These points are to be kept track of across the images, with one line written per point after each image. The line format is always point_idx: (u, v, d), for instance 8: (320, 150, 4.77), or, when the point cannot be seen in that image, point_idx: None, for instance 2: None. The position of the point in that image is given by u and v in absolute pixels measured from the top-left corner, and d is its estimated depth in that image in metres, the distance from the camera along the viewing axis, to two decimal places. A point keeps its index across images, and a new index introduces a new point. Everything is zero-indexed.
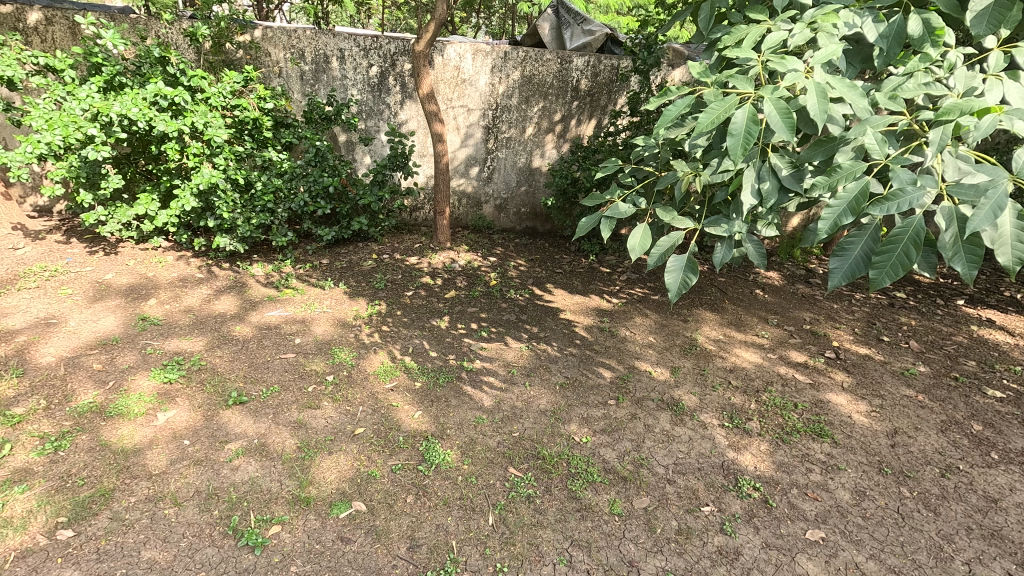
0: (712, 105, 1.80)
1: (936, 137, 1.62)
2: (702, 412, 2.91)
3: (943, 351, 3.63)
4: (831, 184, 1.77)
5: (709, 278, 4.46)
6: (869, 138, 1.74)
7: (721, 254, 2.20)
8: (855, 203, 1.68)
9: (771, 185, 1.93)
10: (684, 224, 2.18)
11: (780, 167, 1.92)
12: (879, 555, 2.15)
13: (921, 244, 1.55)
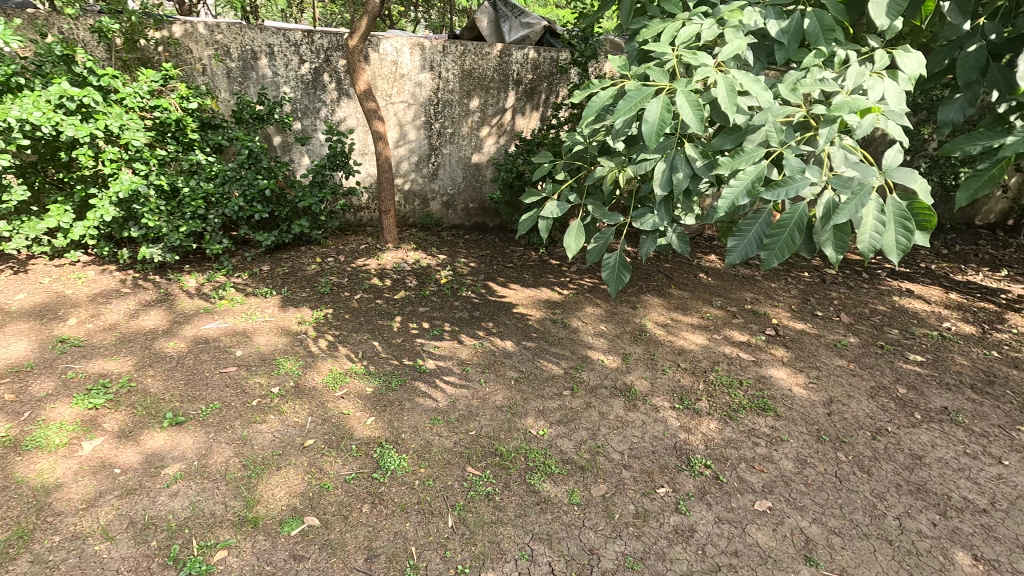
0: (629, 94, 1.88)
1: (823, 134, 1.74)
2: (654, 396, 2.99)
3: (870, 321, 3.88)
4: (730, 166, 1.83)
5: (655, 265, 4.59)
6: (769, 128, 1.82)
7: (648, 247, 2.36)
8: (753, 186, 1.77)
9: (684, 174, 2.01)
10: (614, 219, 2.32)
11: (693, 157, 2.00)
12: (821, 518, 2.27)
13: (804, 229, 1.71)
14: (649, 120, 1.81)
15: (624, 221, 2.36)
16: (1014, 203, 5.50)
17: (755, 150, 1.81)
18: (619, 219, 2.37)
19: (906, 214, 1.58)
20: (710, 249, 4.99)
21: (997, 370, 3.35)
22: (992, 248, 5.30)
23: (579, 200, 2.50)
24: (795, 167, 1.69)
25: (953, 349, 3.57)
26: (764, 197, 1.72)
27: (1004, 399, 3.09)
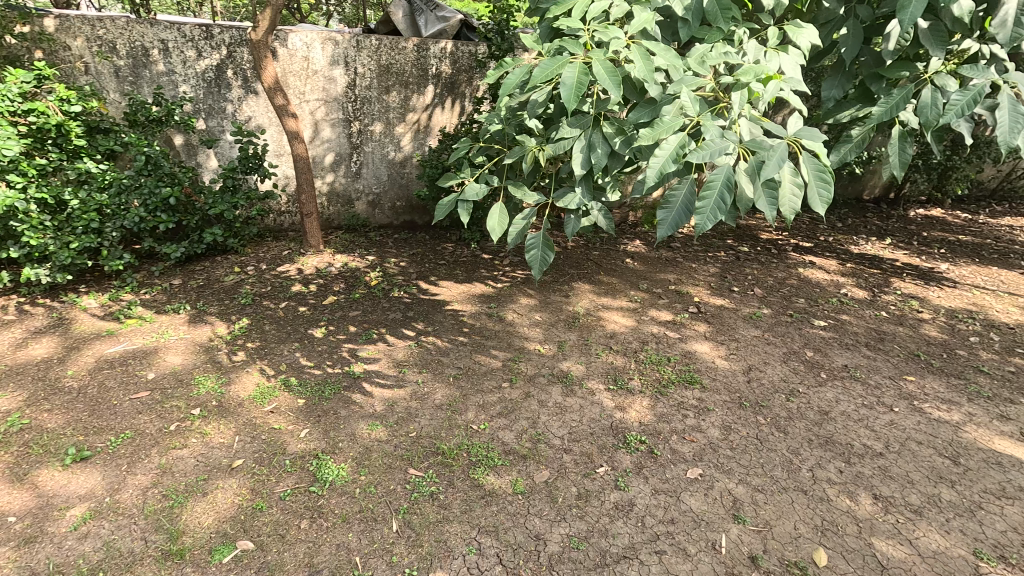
0: (546, 63, 1.97)
1: (736, 100, 1.90)
2: (590, 379, 3.09)
3: (779, 293, 4.21)
4: (653, 135, 1.89)
5: (585, 253, 4.72)
6: (684, 97, 1.90)
7: (572, 226, 2.44)
8: (677, 152, 1.86)
9: (602, 152, 2.13)
10: (534, 199, 2.38)
11: (611, 135, 2.13)
12: (745, 478, 2.45)
13: (732, 188, 1.76)
14: (568, 83, 1.91)
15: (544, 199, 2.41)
16: (892, 178, 6.16)
17: (675, 120, 1.89)
18: (541, 200, 2.40)
19: (823, 170, 1.78)
20: (634, 234, 5.19)
21: (885, 328, 3.75)
22: (877, 219, 5.92)
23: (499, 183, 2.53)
24: (715, 133, 1.80)
25: (850, 312, 3.95)
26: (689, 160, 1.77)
27: (893, 353, 3.46)
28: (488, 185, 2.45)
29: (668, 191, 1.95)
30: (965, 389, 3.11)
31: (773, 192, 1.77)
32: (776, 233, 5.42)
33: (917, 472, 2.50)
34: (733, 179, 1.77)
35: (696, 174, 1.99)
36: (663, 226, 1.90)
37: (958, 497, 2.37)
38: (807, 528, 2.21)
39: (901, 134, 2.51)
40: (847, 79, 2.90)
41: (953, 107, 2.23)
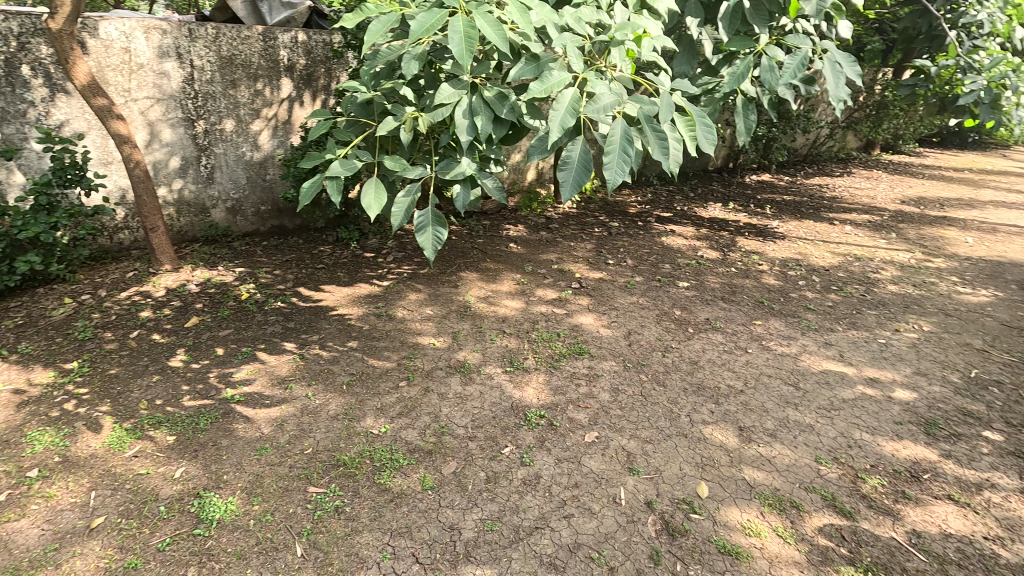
0: (422, 16, 1.99)
1: (615, 57, 2.24)
2: (487, 365, 3.14)
3: (648, 261, 4.61)
4: (546, 91, 2.05)
5: (469, 241, 4.76)
6: (570, 50, 2.08)
7: (461, 199, 2.51)
8: (573, 106, 1.99)
9: (485, 119, 2.28)
10: (417, 174, 2.40)
11: (491, 100, 2.30)
12: (636, 433, 2.67)
13: (632, 141, 1.93)
14: (455, 35, 1.97)
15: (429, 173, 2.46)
16: (730, 150, 7.00)
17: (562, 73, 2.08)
18: (423, 173, 2.43)
19: (705, 118, 2.13)
20: (515, 219, 5.32)
21: (736, 282, 4.29)
22: (721, 186, 6.71)
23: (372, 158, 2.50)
24: (603, 88, 2.03)
25: (707, 272, 4.46)
26: (587, 114, 1.97)
27: (743, 303, 3.98)
28: (360, 161, 2.42)
29: (563, 153, 2.08)
30: (798, 325, 3.69)
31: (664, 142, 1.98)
32: (641, 206, 5.91)
33: (769, 402, 2.92)
34: (630, 134, 1.96)
35: (586, 135, 2.14)
36: (567, 187, 2.04)
37: (801, 417, 2.81)
38: (691, 467, 2.48)
39: (743, 103, 2.84)
40: (694, 56, 3.21)
41: (787, 72, 2.66)
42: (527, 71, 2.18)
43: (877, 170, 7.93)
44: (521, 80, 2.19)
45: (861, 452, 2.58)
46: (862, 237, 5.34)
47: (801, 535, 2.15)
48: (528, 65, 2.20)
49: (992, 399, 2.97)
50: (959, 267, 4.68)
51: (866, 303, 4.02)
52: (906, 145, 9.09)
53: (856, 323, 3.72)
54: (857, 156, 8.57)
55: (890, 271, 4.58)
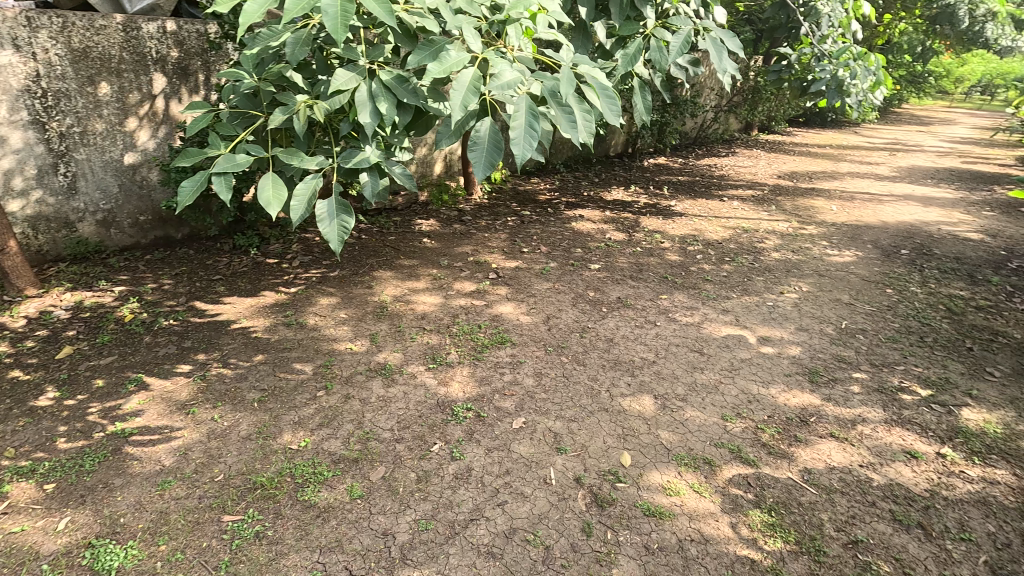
0: None
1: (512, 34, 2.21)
2: (409, 364, 3.08)
3: (561, 247, 4.74)
4: (446, 71, 2.03)
5: (381, 240, 4.62)
6: (465, 29, 2.06)
7: (370, 186, 2.52)
8: (473, 85, 1.98)
9: (388, 105, 2.22)
10: (317, 165, 2.31)
11: (392, 85, 2.24)
12: (561, 414, 2.76)
13: (536, 116, 1.95)
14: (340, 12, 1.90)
15: (330, 163, 2.38)
16: (628, 136, 7.36)
17: (461, 53, 2.06)
18: (325, 163, 2.35)
19: (606, 87, 2.13)
20: (427, 213, 5.23)
21: (641, 260, 4.54)
22: (623, 170, 7.05)
23: (266, 153, 2.32)
24: (504, 66, 2.03)
25: (615, 253, 4.67)
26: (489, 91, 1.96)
27: (649, 280, 4.22)
28: (252, 156, 2.25)
29: (472, 134, 2.08)
30: (699, 296, 3.99)
31: (570, 115, 2.02)
32: (550, 193, 6.05)
33: (679, 369, 3.14)
34: (535, 109, 1.97)
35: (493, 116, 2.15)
36: (479, 167, 2.04)
37: (707, 380, 3.05)
38: (614, 439, 2.60)
39: (639, 84, 2.92)
40: (588, 40, 3.28)
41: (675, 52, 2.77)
42: (425, 56, 2.12)
43: (756, 149, 8.72)
44: (419, 66, 2.13)
45: (759, 405, 2.85)
46: (747, 211, 5.87)
47: (714, 488, 2.34)
48: (426, 47, 2.15)
49: (859, 345, 3.40)
50: (827, 232, 5.28)
51: (754, 270, 4.43)
52: (778, 125, 10.08)
53: (747, 289, 4.09)
54: (738, 137, 9.36)
55: (772, 240, 5.07)
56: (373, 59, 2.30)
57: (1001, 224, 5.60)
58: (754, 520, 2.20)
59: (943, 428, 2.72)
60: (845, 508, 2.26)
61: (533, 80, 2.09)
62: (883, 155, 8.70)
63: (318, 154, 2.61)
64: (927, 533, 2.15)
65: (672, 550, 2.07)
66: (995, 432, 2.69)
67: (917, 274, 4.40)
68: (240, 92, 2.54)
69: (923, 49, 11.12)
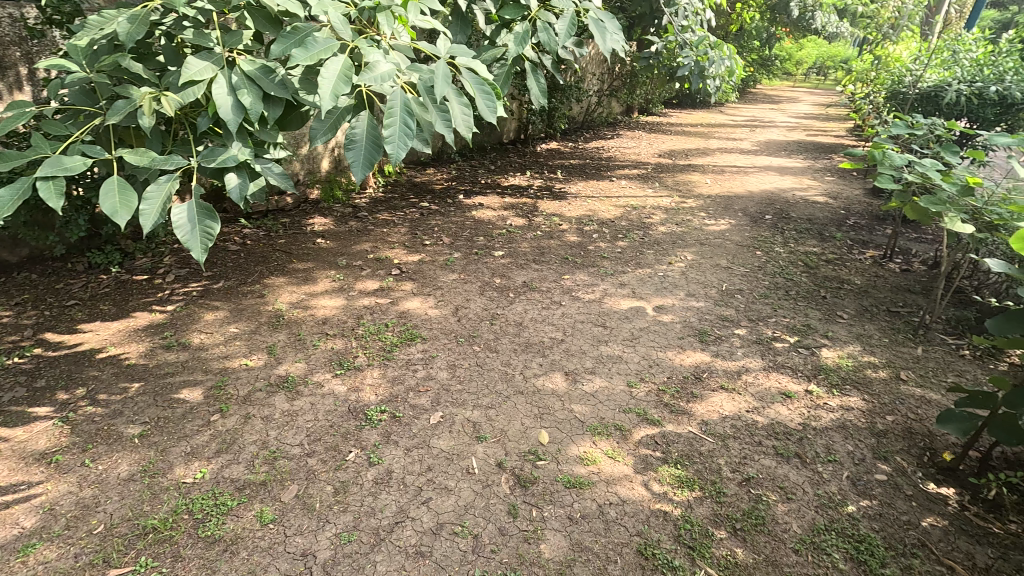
0: None
1: (384, 23, 2.14)
2: (313, 373, 2.90)
3: (463, 236, 4.72)
4: (313, 59, 1.90)
5: (269, 244, 4.28)
6: (333, 16, 1.96)
7: (240, 188, 2.39)
8: (345, 76, 1.88)
9: (252, 96, 2.06)
10: (174, 164, 2.09)
11: (256, 76, 2.09)
12: (478, 403, 2.77)
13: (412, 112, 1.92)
14: None
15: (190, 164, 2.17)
16: (519, 122, 7.47)
17: (329, 41, 1.95)
18: (183, 163, 2.13)
19: (483, 83, 2.14)
20: (318, 212, 4.94)
21: (542, 244, 4.66)
22: (517, 156, 7.16)
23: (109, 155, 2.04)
24: (378, 57, 1.95)
25: (517, 238, 4.75)
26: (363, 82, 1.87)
27: (551, 262, 4.35)
28: (93, 157, 1.97)
29: (347, 130, 2.00)
30: (598, 273, 4.19)
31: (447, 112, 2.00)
32: (448, 183, 5.98)
33: (586, 344, 3.28)
34: (410, 106, 1.94)
35: (369, 110, 2.09)
36: (356, 166, 1.98)
37: (611, 351, 3.23)
38: (531, 419, 2.67)
39: (530, 66, 2.95)
40: (468, 27, 3.22)
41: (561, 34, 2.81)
42: (289, 43, 1.99)
43: (637, 130, 9.29)
44: (284, 55, 1.99)
45: (659, 368, 3.08)
46: (634, 189, 6.24)
47: (626, 451, 2.50)
48: (290, 34, 2.01)
49: (738, 303, 3.79)
50: (704, 204, 5.78)
51: (645, 244, 4.74)
52: (655, 107, 10.80)
53: (640, 263, 4.37)
54: (621, 119, 9.90)
55: (659, 215, 5.45)
56: (230, 47, 2.14)
57: (839, 187, 6.51)
58: (664, 474, 2.38)
59: (808, 368, 3.13)
60: (738, 451, 2.52)
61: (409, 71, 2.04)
62: (745, 131, 9.68)
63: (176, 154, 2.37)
64: (803, 460, 2.47)
65: (593, 516, 2.18)
66: (847, 366, 3.15)
67: (779, 235, 4.98)
68: (70, 87, 2.21)
69: (768, 35, 12.48)
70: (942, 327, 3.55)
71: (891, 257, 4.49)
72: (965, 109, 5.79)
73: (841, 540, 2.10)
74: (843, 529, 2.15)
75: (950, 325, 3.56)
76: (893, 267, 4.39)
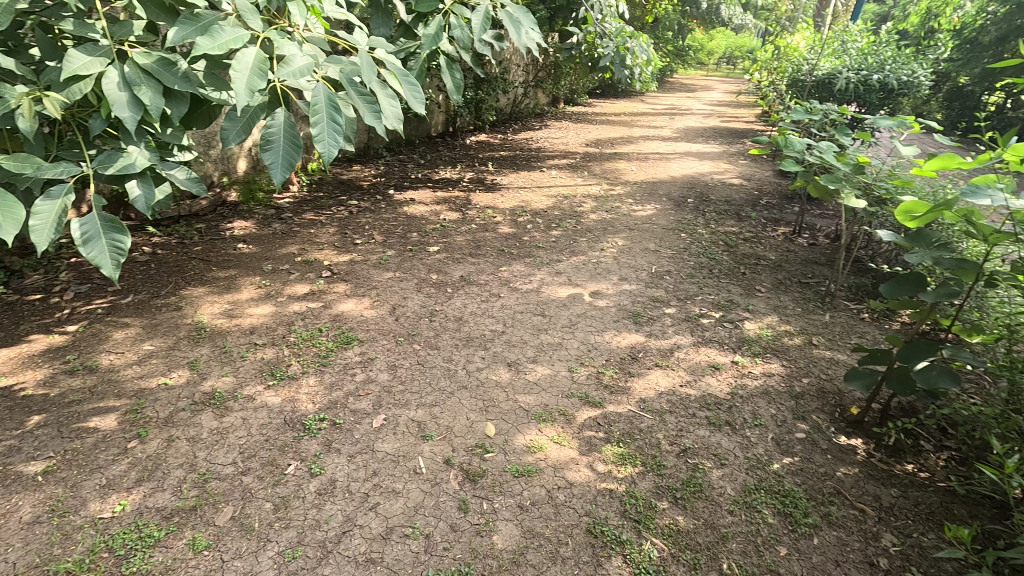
0: None
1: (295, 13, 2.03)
2: (243, 387, 2.74)
3: (396, 233, 4.60)
4: (220, 49, 1.75)
5: (183, 252, 3.97)
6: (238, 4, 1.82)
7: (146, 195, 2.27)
8: (259, 68, 1.76)
9: (151, 90, 1.88)
10: (67, 174, 1.93)
11: (153, 69, 1.91)
12: (422, 402, 2.73)
13: (337, 107, 1.83)
14: None
15: (83, 170, 1.98)
16: (447, 115, 7.38)
17: (236, 30, 1.81)
18: (77, 171, 1.97)
19: (407, 75, 2.09)
20: (237, 215, 4.64)
21: (478, 237, 4.64)
22: (447, 149, 7.07)
23: None
24: (293, 51, 1.84)
25: (452, 232, 4.70)
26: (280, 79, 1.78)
27: (488, 255, 4.34)
28: None
29: (264, 130, 1.88)
30: (535, 263, 4.24)
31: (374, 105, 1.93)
32: (376, 179, 5.81)
33: (526, 334, 3.32)
34: (335, 101, 1.85)
35: (286, 107, 1.97)
36: (276, 169, 1.87)
37: (552, 339, 3.28)
38: (476, 413, 2.67)
39: (446, 62, 2.91)
40: (389, 18, 3.15)
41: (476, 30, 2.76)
42: (188, 31, 1.82)
43: (565, 120, 9.45)
44: (184, 44, 1.82)
45: (598, 352, 3.17)
46: (564, 179, 6.36)
47: (571, 435, 2.56)
48: (188, 21, 1.83)
49: (668, 284, 3.97)
50: (631, 191, 5.99)
51: (578, 232, 4.85)
52: (580, 97, 11.03)
53: (575, 251, 4.47)
54: (548, 110, 10.02)
55: (590, 203, 5.59)
56: (119, 39, 1.96)
57: (751, 170, 6.96)
58: (608, 454, 2.46)
59: (733, 340, 3.34)
60: (674, 424, 2.65)
61: (327, 65, 1.94)
62: (664, 119, 10.11)
63: (65, 159, 2.15)
64: (733, 427, 2.64)
65: (543, 502, 2.21)
66: (767, 335, 3.39)
67: (701, 217, 5.25)
68: None
69: (681, 26, 13.06)
70: (845, 294, 3.90)
71: (800, 232, 4.87)
72: (855, 95, 6.36)
73: (769, 497, 2.27)
74: (771, 486, 2.32)
75: (852, 293, 3.92)
76: (801, 242, 4.76)
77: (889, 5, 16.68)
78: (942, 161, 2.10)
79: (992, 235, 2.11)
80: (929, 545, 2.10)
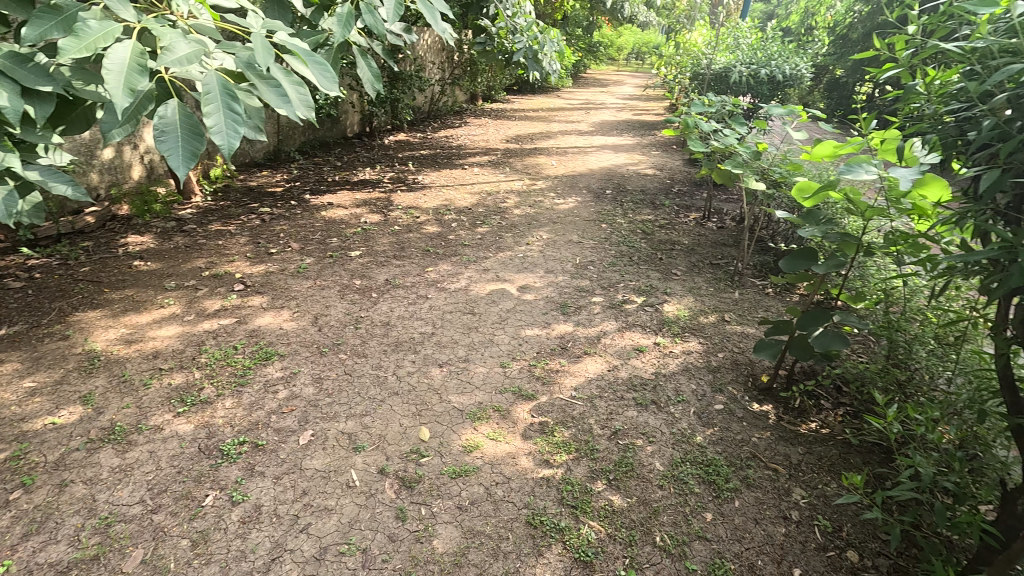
0: None
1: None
2: (149, 417, 2.50)
3: (314, 240, 4.40)
4: (89, 49, 1.56)
5: (67, 274, 3.56)
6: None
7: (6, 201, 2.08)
8: (140, 64, 1.60)
9: (9, 92, 1.66)
10: None
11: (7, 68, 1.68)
12: (352, 412, 2.63)
13: (235, 97, 1.71)
14: None
15: None
16: (362, 114, 7.14)
17: (105, 23, 1.62)
18: None
19: (312, 54, 1.97)
20: (132, 229, 4.23)
21: (402, 238, 4.54)
22: (364, 149, 6.85)
23: None
24: (175, 37, 1.67)
25: (374, 235, 4.56)
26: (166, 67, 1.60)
27: (413, 256, 4.25)
28: None
29: (156, 120, 1.72)
30: (461, 261, 4.21)
31: (280, 92, 1.82)
32: (290, 184, 5.51)
33: (456, 334, 3.29)
34: (231, 89, 1.72)
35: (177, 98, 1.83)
36: (176, 156, 1.68)
37: (482, 336, 3.28)
38: (409, 419, 2.61)
39: (359, 51, 2.79)
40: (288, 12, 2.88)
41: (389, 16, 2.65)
42: (45, 27, 1.62)
43: (483, 117, 9.46)
44: (43, 41, 1.62)
45: (528, 345, 3.21)
46: (487, 175, 6.36)
47: (507, 430, 2.57)
48: (47, 13, 1.66)
49: (592, 274, 4.09)
50: (553, 185, 6.12)
51: (504, 228, 4.88)
52: (497, 94, 11.09)
53: (501, 247, 4.49)
54: (466, 107, 10.00)
55: (513, 199, 5.64)
56: None
57: (663, 160, 7.32)
58: (543, 444, 2.50)
59: (654, 323, 3.50)
60: (605, 408, 2.74)
61: (217, 50, 1.80)
62: (580, 114, 10.41)
63: None
64: (659, 406, 2.78)
65: (482, 500, 2.21)
66: (685, 316, 3.59)
67: (619, 208, 5.45)
68: None
69: (589, 23, 13.55)
70: (752, 272, 4.21)
71: (708, 217, 5.19)
72: (748, 87, 6.88)
73: (695, 467, 2.41)
74: (695, 458, 2.46)
75: (758, 270, 4.24)
76: (711, 226, 5.08)
77: (773, 6, 18.21)
78: (826, 146, 2.36)
79: (868, 209, 2.35)
80: (832, 493, 2.33)
